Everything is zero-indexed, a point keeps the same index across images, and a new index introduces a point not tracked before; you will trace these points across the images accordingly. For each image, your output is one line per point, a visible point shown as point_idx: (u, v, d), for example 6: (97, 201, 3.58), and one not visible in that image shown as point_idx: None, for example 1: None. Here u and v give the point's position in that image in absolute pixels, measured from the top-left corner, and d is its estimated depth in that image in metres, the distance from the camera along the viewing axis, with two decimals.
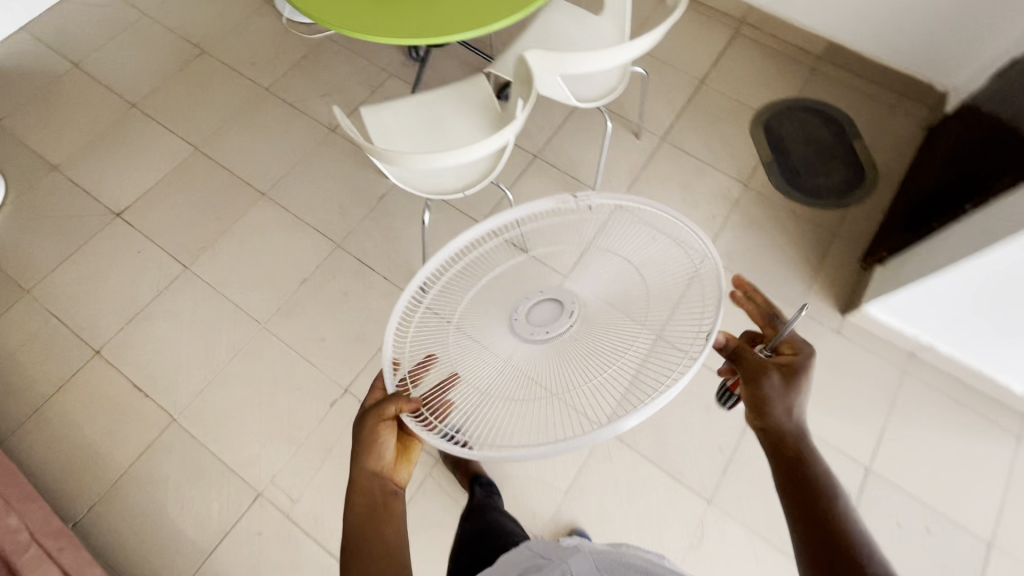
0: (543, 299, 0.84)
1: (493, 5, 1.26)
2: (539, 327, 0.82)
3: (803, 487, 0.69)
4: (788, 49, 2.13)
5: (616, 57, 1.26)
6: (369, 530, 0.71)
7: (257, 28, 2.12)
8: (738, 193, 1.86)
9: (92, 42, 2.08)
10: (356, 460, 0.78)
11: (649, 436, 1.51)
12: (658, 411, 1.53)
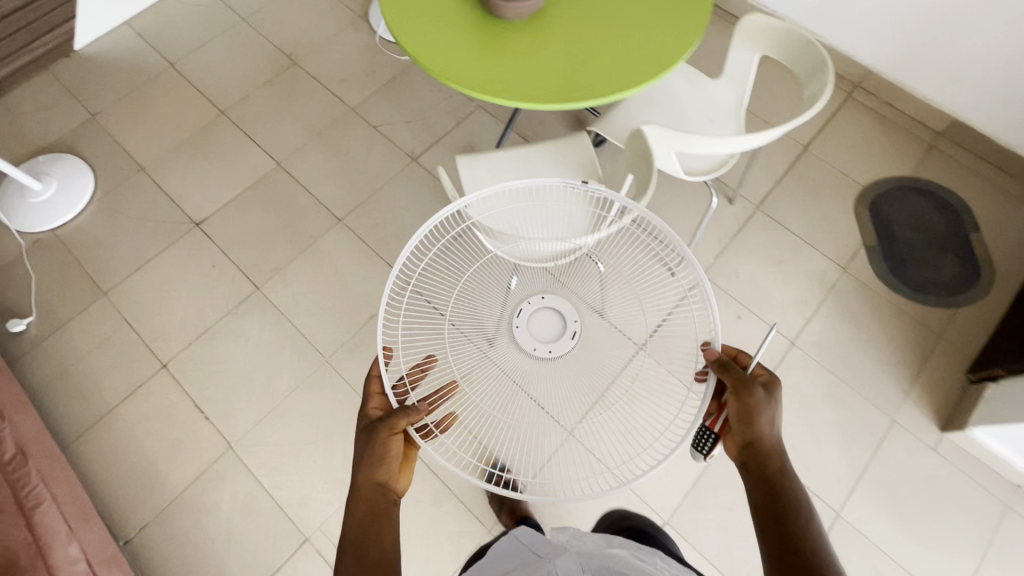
0: (544, 318, 1.07)
1: (614, 76, 1.17)
2: (537, 340, 1.05)
3: (780, 498, 0.79)
4: (904, 122, 1.97)
5: (745, 144, 1.17)
6: (371, 532, 0.82)
7: (349, 43, 2.10)
8: (835, 277, 1.72)
9: (190, 43, 2.10)
10: (362, 468, 0.87)
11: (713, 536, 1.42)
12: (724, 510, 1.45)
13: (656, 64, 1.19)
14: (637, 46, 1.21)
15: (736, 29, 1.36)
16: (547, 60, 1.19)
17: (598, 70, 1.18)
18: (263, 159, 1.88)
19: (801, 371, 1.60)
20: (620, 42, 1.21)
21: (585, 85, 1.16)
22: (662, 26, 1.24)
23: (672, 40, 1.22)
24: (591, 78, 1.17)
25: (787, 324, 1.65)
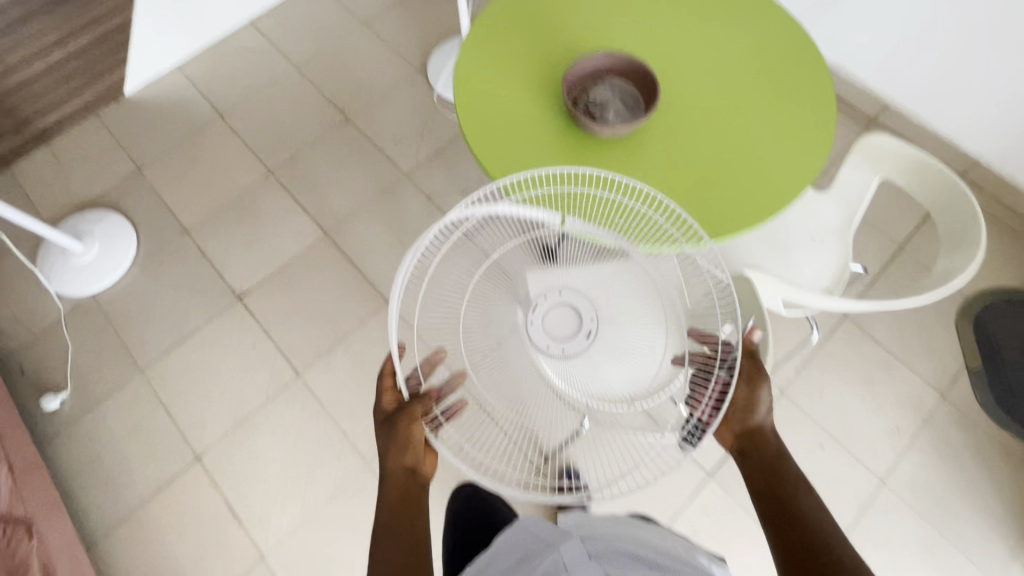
0: (561, 315, 0.94)
1: (719, 214, 1.03)
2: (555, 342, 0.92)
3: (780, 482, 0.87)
4: (1014, 221, 1.77)
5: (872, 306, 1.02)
6: (405, 512, 0.83)
7: (406, 99, 1.98)
8: (933, 403, 1.54)
9: (241, 91, 2.01)
10: (387, 457, 0.86)
11: None
12: None
13: (778, 200, 1.04)
14: (757, 175, 1.06)
15: (854, 147, 1.19)
16: (651, 186, 1.04)
17: (712, 205, 1.03)
18: (311, 226, 1.78)
19: (890, 515, 1.43)
20: (732, 167, 1.06)
21: (695, 223, 1.02)
22: (789, 151, 1.08)
23: (798, 170, 1.06)
24: (702, 212, 1.03)
25: (876, 459, 1.48)
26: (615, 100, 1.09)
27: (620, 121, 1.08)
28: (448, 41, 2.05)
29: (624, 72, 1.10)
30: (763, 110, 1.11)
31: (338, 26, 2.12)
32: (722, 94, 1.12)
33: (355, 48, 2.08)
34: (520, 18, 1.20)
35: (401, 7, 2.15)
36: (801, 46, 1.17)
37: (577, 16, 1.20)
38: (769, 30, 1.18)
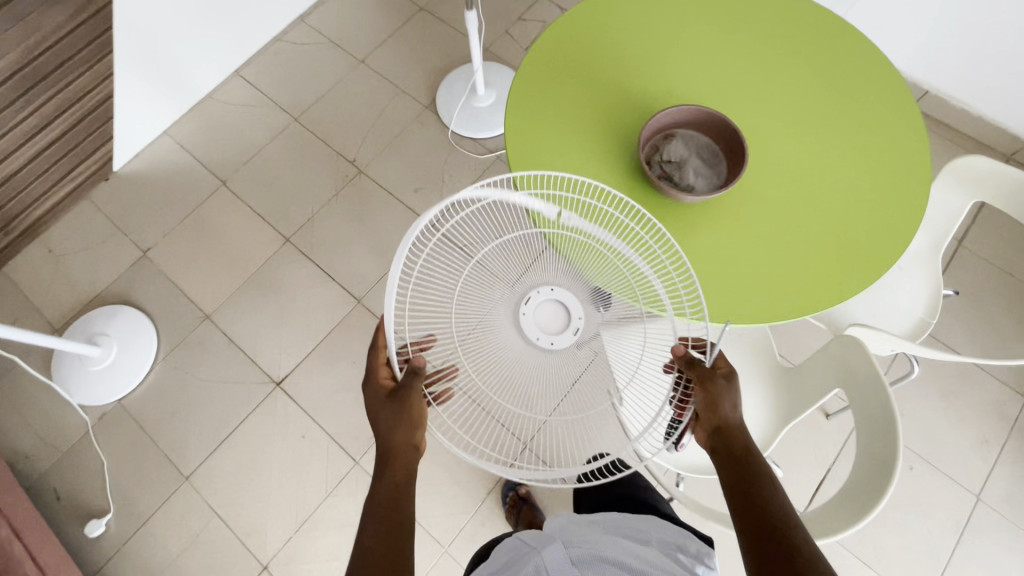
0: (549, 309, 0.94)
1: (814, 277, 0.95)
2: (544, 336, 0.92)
3: (749, 486, 0.77)
4: None
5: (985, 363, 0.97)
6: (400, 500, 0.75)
7: (419, 142, 1.86)
8: (1018, 408, 1.49)
9: (240, 152, 1.87)
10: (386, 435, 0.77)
11: None
12: None
13: (878, 251, 0.95)
14: (851, 221, 0.97)
15: (947, 168, 1.12)
16: (738, 247, 0.96)
17: (806, 263, 0.95)
18: (341, 295, 1.67)
19: (991, 534, 1.39)
20: (822, 220, 0.97)
21: (792, 288, 0.94)
22: (882, 191, 0.99)
23: (894, 212, 0.97)
24: (796, 272, 0.94)
25: (967, 475, 1.44)
26: (695, 159, 0.99)
27: (702, 184, 0.98)
28: (455, 73, 1.92)
29: (704, 126, 0.99)
30: (849, 145, 1.01)
31: (334, 68, 1.98)
32: (804, 130, 1.02)
33: (355, 91, 1.94)
34: (567, 61, 1.10)
35: (398, 40, 2.01)
36: (880, 69, 1.07)
37: (631, 55, 1.10)
38: (843, 53, 1.08)
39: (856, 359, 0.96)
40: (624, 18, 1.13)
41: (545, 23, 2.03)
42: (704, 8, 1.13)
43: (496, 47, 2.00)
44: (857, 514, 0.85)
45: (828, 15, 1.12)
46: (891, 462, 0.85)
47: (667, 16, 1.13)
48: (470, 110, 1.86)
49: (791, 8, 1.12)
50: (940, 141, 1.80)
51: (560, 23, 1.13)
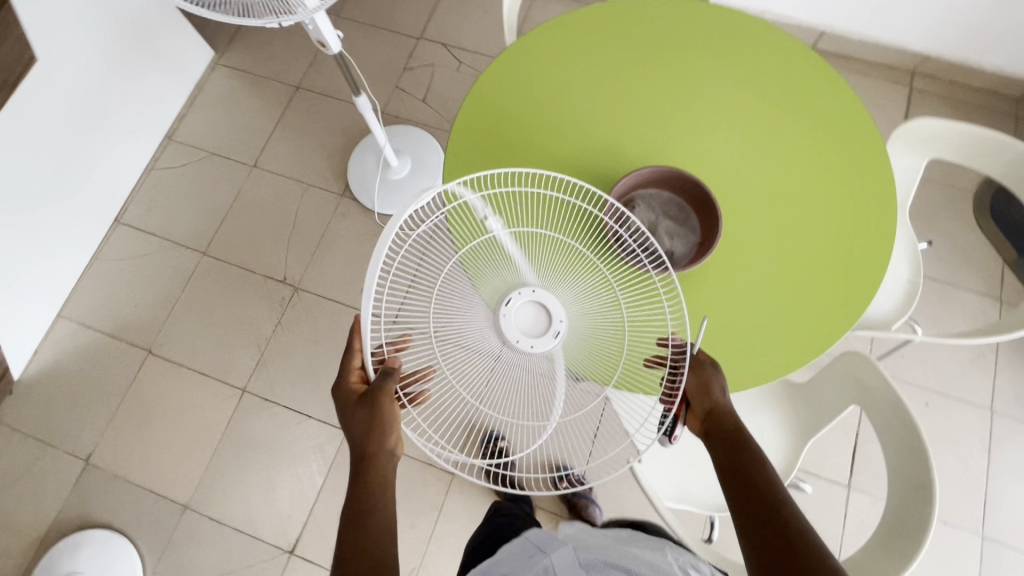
0: (532, 307, 0.84)
1: (810, 319, 0.93)
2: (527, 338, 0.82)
3: (743, 470, 0.75)
4: (977, 97, 1.77)
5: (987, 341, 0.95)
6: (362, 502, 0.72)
7: (347, 235, 1.70)
8: (999, 312, 1.55)
9: (155, 311, 1.65)
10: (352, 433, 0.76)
11: None
12: None
13: (847, 287, 0.94)
14: (819, 254, 0.95)
15: (895, 134, 1.11)
16: (721, 311, 0.92)
17: (783, 309, 0.93)
18: (324, 430, 1.52)
19: (1013, 441, 1.45)
20: (802, 255, 0.95)
21: (777, 342, 0.91)
22: (840, 217, 0.97)
23: (856, 238, 0.96)
24: (774, 322, 0.92)
25: (976, 392, 1.49)
26: (666, 220, 0.93)
27: (680, 246, 0.92)
28: (359, 150, 1.76)
29: (669, 184, 0.93)
30: (801, 172, 0.99)
31: (225, 183, 1.77)
32: (751, 162, 0.99)
33: (258, 201, 1.75)
34: (496, 137, 1.03)
35: (285, 130, 1.82)
36: (820, 78, 1.05)
37: (559, 119, 1.04)
38: (780, 67, 1.05)
39: (868, 371, 0.94)
40: (543, 75, 1.06)
41: (434, 65, 1.89)
42: (626, 45, 1.07)
43: (392, 106, 1.85)
44: (909, 550, 0.80)
45: (757, 27, 1.08)
46: (929, 483, 0.82)
47: (589, 62, 1.06)
48: (390, 184, 1.71)
49: (715, 27, 1.08)
50: (848, 75, 1.82)
51: (479, 93, 1.06)
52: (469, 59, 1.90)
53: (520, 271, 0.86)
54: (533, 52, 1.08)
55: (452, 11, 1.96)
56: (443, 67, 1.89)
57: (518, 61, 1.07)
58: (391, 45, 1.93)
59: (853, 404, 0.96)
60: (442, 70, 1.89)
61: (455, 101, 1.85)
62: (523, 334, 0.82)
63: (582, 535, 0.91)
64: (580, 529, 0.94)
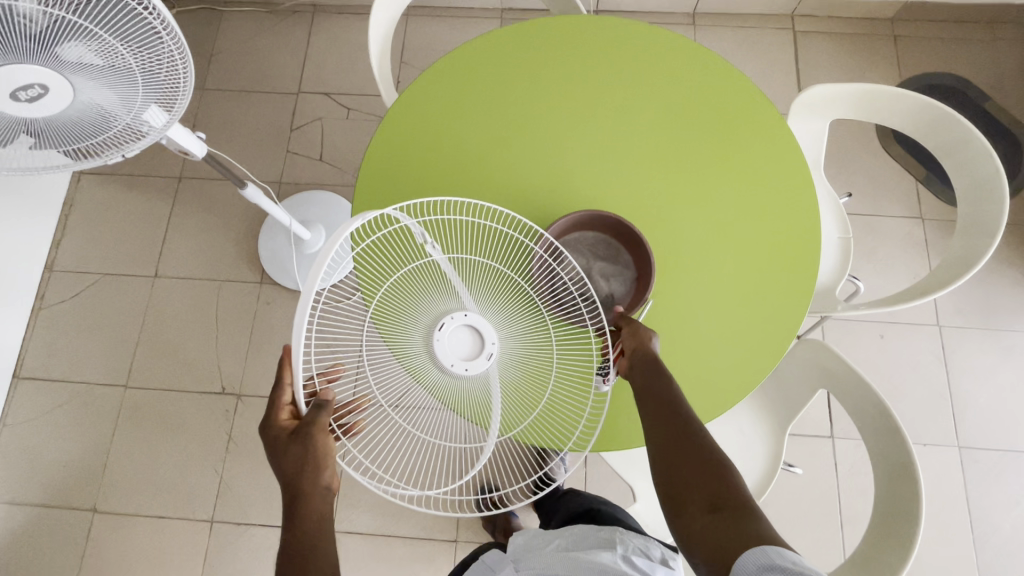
0: (465, 326, 0.79)
1: (759, 334, 0.95)
2: (461, 359, 0.78)
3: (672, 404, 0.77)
4: (856, 26, 1.81)
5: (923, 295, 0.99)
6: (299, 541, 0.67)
7: (276, 324, 1.58)
8: (923, 230, 1.61)
9: (90, 462, 1.49)
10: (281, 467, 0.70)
11: (1006, 558, 1.39)
12: (991, 528, 1.40)
13: (777, 302, 0.96)
14: (750, 267, 0.97)
15: (794, 105, 1.09)
16: (675, 352, 0.93)
17: (724, 331, 0.94)
18: None
19: (967, 349, 1.52)
20: (738, 275, 0.96)
21: (722, 368, 0.93)
22: (760, 228, 0.98)
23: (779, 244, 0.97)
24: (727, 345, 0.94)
25: (922, 311, 1.54)
26: (597, 262, 0.93)
27: (618, 284, 0.93)
28: (264, 229, 1.63)
29: (589, 227, 0.93)
30: (716, 188, 0.99)
31: (129, 302, 1.61)
32: (664, 184, 0.99)
33: (171, 312, 1.60)
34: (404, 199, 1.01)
35: (180, 228, 1.66)
36: (729, 81, 1.03)
37: (465, 176, 1.01)
38: (687, 76, 1.04)
39: (828, 356, 1.00)
40: (445, 127, 1.04)
41: (322, 118, 1.77)
42: (523, 82, 1.05)
43: (289, 173, 1.72)
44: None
45: (660, 36, 1.06)
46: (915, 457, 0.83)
47: (488, 108, 1.05)
48: (308, 259, 1.59)
49: (614, 44, 1.06)
50: (736, 31, 1.82)
51: (381, 152, 1.03)
52: (357, 104, 1.78)
53: (454, 294, 0.83)
54: (427, 104, 1.05)
55: (326, 56, 1.83)
56: (332, 117, 1.77)
57: (413, 116, 1.04)
58: (270, 108, 1.79)
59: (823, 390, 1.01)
60: (331, 121, 1.77)
61: (356, 152, 1.74)
62: (451, 355, 0.77)
63: (532, 544, 0.85)
64: (532, 532, 0.88)
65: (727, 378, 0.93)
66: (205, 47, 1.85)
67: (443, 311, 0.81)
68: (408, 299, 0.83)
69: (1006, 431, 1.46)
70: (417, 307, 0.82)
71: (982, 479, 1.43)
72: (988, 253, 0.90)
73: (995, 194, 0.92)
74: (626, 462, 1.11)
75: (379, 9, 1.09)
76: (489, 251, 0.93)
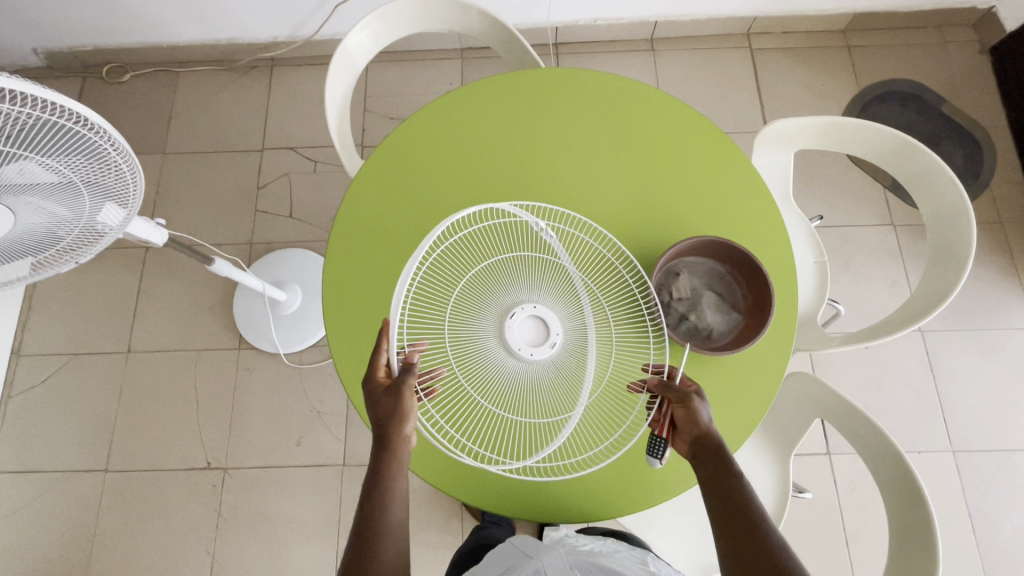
0: (532, 316, 0.77)
1: (759, 367, 0.89)
2: (526, 346, 0.76)
3: (742, 506, 0.69)
4: (811, 39, 1.84)
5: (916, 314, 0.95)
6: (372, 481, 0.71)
7: (259, 389, 1.55)
8: (895, 237, 1.63)
9: (72, 556, 1.43)
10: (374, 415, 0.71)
11: (1011, 560, 1.38)
12: (993, 531, 1.40)
13: (773, 332, 0.91)
14: None
15: (757, 141, 1.10)
16: None
17: (727, 376, 0.88)
18: None
19: (949, 352, 1.53)
20: None
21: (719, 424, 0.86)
22: None
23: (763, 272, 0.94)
24: (733, 382, 0.88)
25: None
26: (710, 292, 0.87)
27: (722, 325, 0.86)
28: (239, 293, 1.60)
29: (730, 260, 0.87)
30: (693, 223, 0.95)
31: (103, 382, 1.55)
32: (644, 232, 0.94)
33: (147, 388, 1.55)
34: (376, 262, 0.94)
35: (150, 299, 1.62)
36: (676, 116, 1.01)
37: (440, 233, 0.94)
38: (640, 111, 1.01)
39: (822, 390, 0.98)
40: (421, 174, 0.97)
41: (289, 173, 1.75)
42: (507, 120, 1.01)
43: (260, 232, 1.69)
44: (926, 562, 0.80)
45: (599, 75, 1.04)
46: (918, 489, 0.83)
47: (465, 158, 0.98)
48: (286, 320, 1.56)
49: (585, 86, 1.03)
50: (695, 54, 1.84)
51: (352, 209, 0.96)
52: (324, 156, 1.76)
53: (525, 276, 0.83)
54: (376, 170, 0.98)
55: (288, 110, 1.81)
56: (299, 172, 1.75)
57: (365, 185, 0.97)
58: (236, 168, 1.75)
59: (826, 418, 0.98)
60: (299, 176, 1.74)
61: (325, 206, 1.72)
62: (519, 340, 0.76)
63: (568, 539, 0.89)
64: (567, 532, 0.91)
65: (735, 420, 0.87)
66: (163, 110, 1.81)
67: (512, 297, 0.80)
68: (484, 282, 0.83)
69: (996, 430, 1.47)
70: (489, 291, 0.82)
71: (978, 481, 1.44)
72: (961, 281, 0.91)
73: (962, 220, 0.94)
74: (639, 518, 1.04)
75: (333, 76, 1.07)
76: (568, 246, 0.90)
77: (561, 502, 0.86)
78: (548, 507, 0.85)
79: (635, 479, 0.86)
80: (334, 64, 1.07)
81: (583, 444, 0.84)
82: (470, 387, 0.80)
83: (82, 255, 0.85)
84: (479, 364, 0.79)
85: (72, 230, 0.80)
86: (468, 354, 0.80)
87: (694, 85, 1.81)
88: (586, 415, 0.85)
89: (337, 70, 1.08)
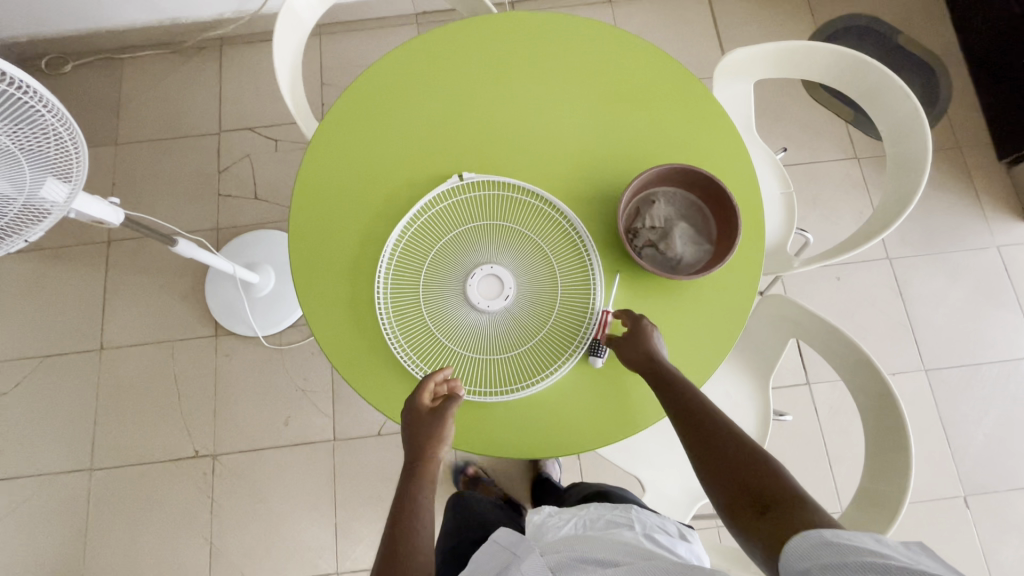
0: (488, 276, 0.85)
1: (724, 288, 0.90)
2: (482, 301, 0.85)
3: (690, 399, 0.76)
4: None
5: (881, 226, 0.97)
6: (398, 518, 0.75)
7: (241, 373, 1.53)
8: (860, 169, 1.65)
9: (67, 558, 1.41)
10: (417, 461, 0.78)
11: (983, 465, 1.44)
12: (968, 440, 1.46)
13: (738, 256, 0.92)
14: None
15: (717, 74, 1.10)
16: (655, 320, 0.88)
17: (694, 301, 0.89)
18: None
19: (917, 275, 1.58)
20: None
21: (692, 344, 0.88)
22: None
23: None
24: (699, 305, 0.89)
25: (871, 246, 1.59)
26: (683, 223, 0.87)
27: (690, 253, 0.87)
28: (210, 278, 1.56)
29: (700, 190, 0.87)
30: (655, 154, 0.95)
31: (79, 381, 1.52)
32: (608, 168, 0.94)
33: (126, 384, 1.52)
34: (330, 207, 0.93)
35: (119, 294, 1.57)
36: (630, 50, 1.00)
37: (393, 175, 0.93)
38: (592, 49, 1.00)
39: (796, 311, 1.00)
40: (374, 116, 0.96)
41: (250, 155, 1.70)
42: (462, 67, 0.99)
43: (226, 215, 1.65)
44: (900, 459, 0.83)
45: (548, 17, 1.02)
46: (889, 392, 0.86)
47: (416, 111, 0.96)
48: (261, 302, 1.53)
49: (535, 28, 1.01)
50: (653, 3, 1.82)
51: (307, 175, 0.94)
52: (284, 134, 1.72)
53: (485, 241, 0.88)
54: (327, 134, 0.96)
55: (243, 89, 1.76)
56: (261, 152, 1.70)
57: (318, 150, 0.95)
58: (194, 153, 1.70)
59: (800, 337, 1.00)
60: (260, 156, 1.70)
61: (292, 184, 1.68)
62: (480, 296, 0.85)
63: (548, 521, 0.82)
64: (548, 512, 0.84)
65: (707, 342, 0.88)
66: (112, 100, 1.74)
67: (469, 258, 0.87)
68: (443, 243, 0.88)
69: (964, 345, 1.53)
70: (449, 252, 0.88)
71: (950, 395, 1.49)
72: (919, 191, 0.93)
73: (918, 132, 0.96)
74: (629, 455, 1.07)
75: (280, 37, 1.03)
76: (538, 222, 0.90)
77: (518, 435, 0.85)
78: (541, 448, 0.85)
79: (619, 408, 0.86)
80: (280, 24, 1.03)
81: (529, 372, 0.85)
82: (439, 337, 0.85)
83: (29, 235, 0.81)
84: (443, 320, 0.86)
85: (14, 209, 0.76)
86: (436, 311, 0.86)
87: (654, 35, 1.79)
88: (533, 345, 0.85)
89: (284, 31, 1.05)
